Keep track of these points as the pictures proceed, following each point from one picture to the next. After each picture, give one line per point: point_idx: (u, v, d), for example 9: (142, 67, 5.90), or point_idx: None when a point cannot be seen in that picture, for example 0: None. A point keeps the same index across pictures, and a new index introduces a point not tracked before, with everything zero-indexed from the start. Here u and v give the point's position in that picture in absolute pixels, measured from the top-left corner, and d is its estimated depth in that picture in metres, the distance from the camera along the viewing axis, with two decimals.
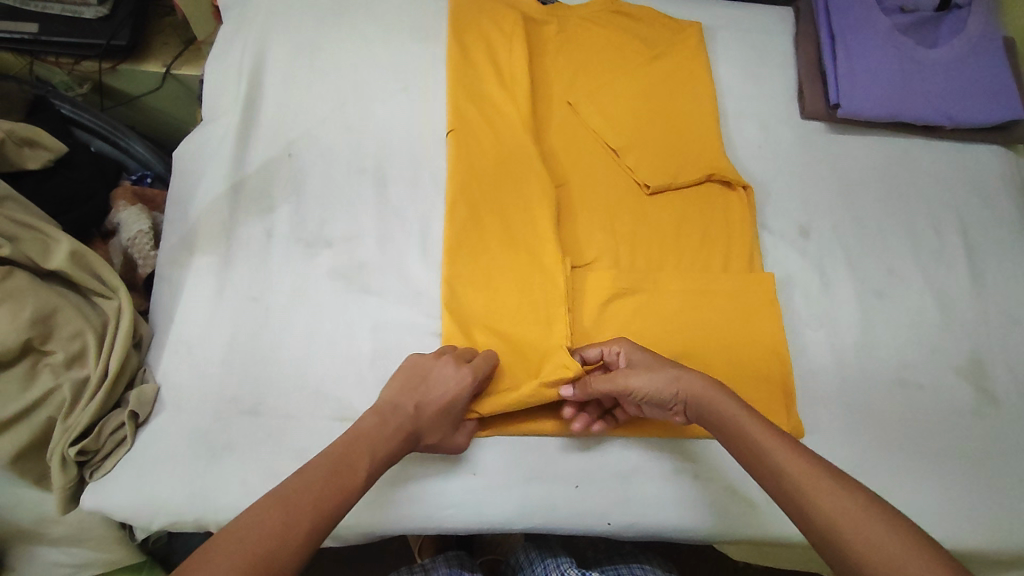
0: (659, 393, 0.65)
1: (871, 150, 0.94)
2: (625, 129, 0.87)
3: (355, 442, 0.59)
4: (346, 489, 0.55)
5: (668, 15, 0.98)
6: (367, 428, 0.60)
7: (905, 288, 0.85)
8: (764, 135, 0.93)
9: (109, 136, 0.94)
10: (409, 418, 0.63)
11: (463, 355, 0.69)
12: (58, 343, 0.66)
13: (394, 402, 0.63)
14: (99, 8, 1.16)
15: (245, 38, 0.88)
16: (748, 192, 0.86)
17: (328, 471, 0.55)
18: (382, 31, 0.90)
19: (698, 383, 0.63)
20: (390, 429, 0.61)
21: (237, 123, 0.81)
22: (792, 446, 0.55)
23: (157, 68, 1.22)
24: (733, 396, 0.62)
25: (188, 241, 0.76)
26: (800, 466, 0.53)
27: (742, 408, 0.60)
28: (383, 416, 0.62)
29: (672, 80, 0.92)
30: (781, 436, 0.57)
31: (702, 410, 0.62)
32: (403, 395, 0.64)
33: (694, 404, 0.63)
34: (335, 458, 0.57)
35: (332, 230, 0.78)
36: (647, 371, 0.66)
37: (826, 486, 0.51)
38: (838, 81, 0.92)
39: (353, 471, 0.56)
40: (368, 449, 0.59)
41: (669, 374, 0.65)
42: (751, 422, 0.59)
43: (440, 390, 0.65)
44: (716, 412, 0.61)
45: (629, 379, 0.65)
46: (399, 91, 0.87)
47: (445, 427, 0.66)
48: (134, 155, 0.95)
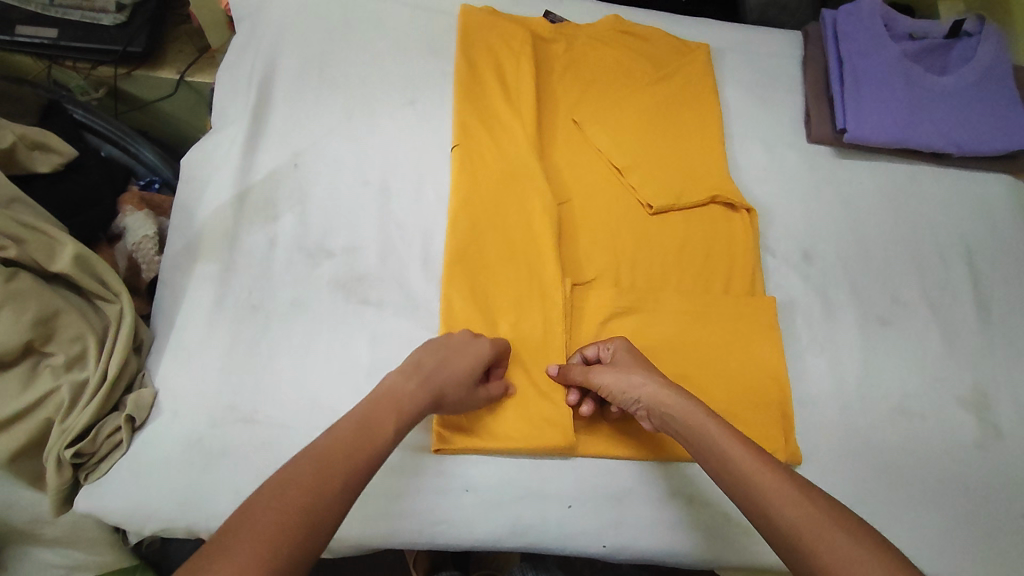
0: (627, 402, 0.66)
1: (877, 176, 0.94)
2: (629, 148, 0.88)
3: (379, 405, 0.58)
4: (376, 443, 0.54)
5: (677, 37, 0.99)
6: (390, 388, 0.60)
7: (908, 316, 0.85)
8: (769, 157, 0.93)
9: (120, 141, 0.94)
10: (431, 376, 0.63)
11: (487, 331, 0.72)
12: (59, 345, 0.67)
13: (419, 357, 0.64)
14: (117, 15, 1.19)
15: (256, 48, 0.89)
16: (752, 215, 0.86)
17: (356, 429, 0.54)
18: (391, 45, 0.91)
19: (665, 388, 0.64)
20: (412, 386, 0.61)
21: (245, 132, 0.82)
22: (756, 452, 0.55)
23: (171, 74, 1.24)
24: (696, 406, 0.61)
25: (192, 247, 0.77)
26: (762, 469, 0.53)
27: (704, 415, 0.59)
28: (406, 373, 0.62)
29: (679, 101, 0.93)
30: (745, 441, 0.56)
31: (659, 415, 0.63)
32: (430, 351, 0.65)
33: (657, 412, 0.63)
34: (362, 418, 0.56)
35: (335, 240, 0.79)
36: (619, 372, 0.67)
37: (791, 493, 0.51)
38: (845, 106, 0.92)
39: (378, 433, 0.55)
40: (394, 405, 0.59)
41: (633, 378, 0.65)
42: (718, 430, 0.58)
43: (464, 357, 0.66)
44: (676, 417, 0.61)
45: (602, 379, 0.68)
46: (407, 104, 0.88)
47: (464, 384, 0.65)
48: (143, 161, 0.96)
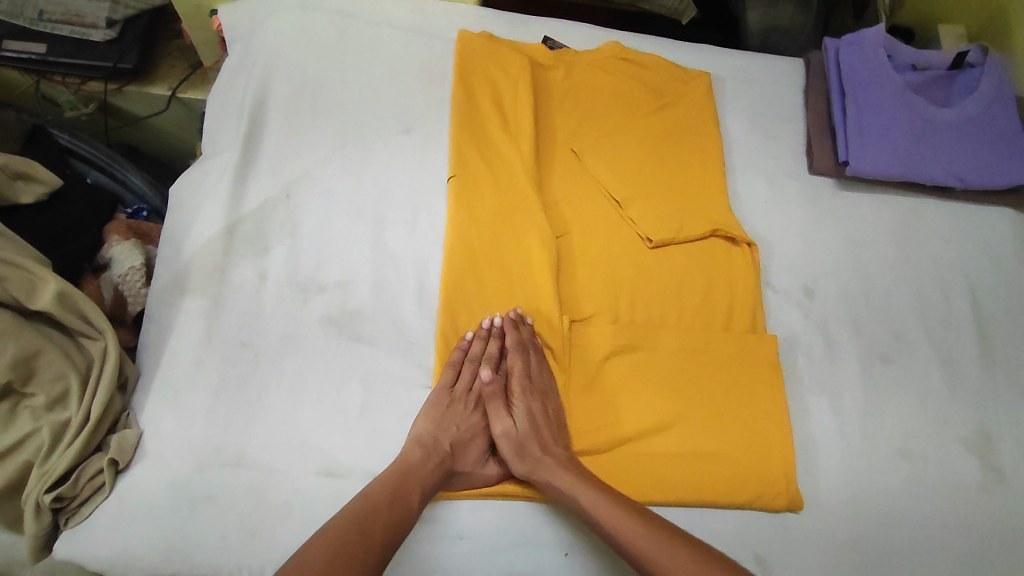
0: (529, 427, 0.70)
1: (879, 208, 0.93)
2: (629, 180, 0.86)
3: (403, 479, 0.63)
4: (404, 512, 0.61)
5: (678, 64, 0.97)
6: (412, 463, 0.65)
7: (911, 353, 0.83)
8: (770, 189, 0.91)
9: (106, 167, 0.92)
10: (450, 455, 0.67)
11: (490, 358, 0.73)
12: (40, 385, 0.65)
13: (434, 438, 0.67)
14: (108, 31, 1.16)
15: (249, 75, 0.88)
16: (753, 249, 0.85)
17: (389, 499, 0.61)
18: (386, 72, 0.90)
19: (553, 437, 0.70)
20: (433, 467, 0.65)
21: (235, 163, 0.80)
22: (625, 510, 0.62)
23: (163, 91, 1.22)
24: (561, 463, 0.67)
25: (180, 281, 0.75)
26: (629, 525, 0.61)
27: (560, 468, 0.66)
28: (426, 450, 0.66)
29: (679, 131, 0.91)
30: (613, 500, 0.63)
31: (535, 450, 0.68)
32: (440, 428, 0.69)
33: (530, 450, 0.68)
34: (393, 489, 0.62)
35: (327, 274, 0.77)
36: (540, 400, 0.72)
37: (672, 550, 0.59)
38: (847, 138, 0.91)
39: (407, 502, 0.62)
40: (418, 481, 0.64)
41: (527, 447, 0.68)
42: (584, 492, 0.64)
43: (470, 428, 0.71)
44: (551, 462, 0.67)
45: (519, 395, 0.71)
46: (402, 134, 0.86)
47: (480, 452, 0.71)
48: (130, 186, 0.92)
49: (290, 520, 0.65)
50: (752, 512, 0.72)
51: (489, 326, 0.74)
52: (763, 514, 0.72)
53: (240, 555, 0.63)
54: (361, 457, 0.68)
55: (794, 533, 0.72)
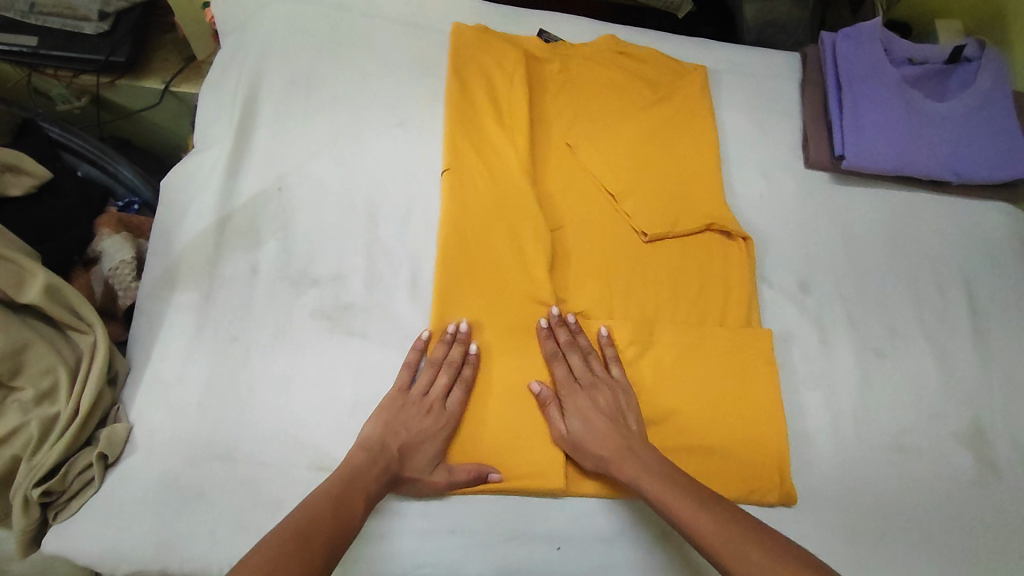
0: (583, 428, 0.68)
1: (874, 203, 0.92)
2: (624, 175, 0.86)
3: (349, 486, 0.60)
4: (347, 521, 0.57)
5: (674, 58, 0.97)
6: (356, 468, 0.61)
7: (906, 348, 0.83)
8: (767, 184, 0.91)
9: (97, 160, 0.90)
10: (396, 459, 0.64)
11: (453, 363, 0.70)
12: (28, 378, 0.64)
13: (382, 442, 0.65)
14: (100, 24, 1.15)
15: (242, 68, 0.87)
16: (748, 244, 0.84)
17: (332, 505, 0.57)
18: (379, 64, 0.89)
19: (613, 429, 0.68)
20: (377, 471, 0.62)
21: (225, 156, 0.80)
22: (695, 503, 0.60)
23: (156, 84, 1.22)
24: (625, 457, 0.66)
25: (171, 275, 0.74)
26: (698, 515, 0.59)
27: (624, 461, 0.65)
28: (372, 454, 0.63)
29: (675, 125, 0.91)
30: (682, 493, 0.61)
31: (594, 450, 0.67)
32: (389, 432, 0.66)
33: (589, 450, 0.68)
34: (337, 495, 0.58)
35: (318, 268, 0.76)
36: (591, 398, 0.70)
37: (742, 539, 0.56)
38: (843, 132, 0.90)
39: (351, 509, 0.58)
40: (363, 488, 0.60)
41: (592, 445, 0.67)
42: (650, 486, 0.63)
43: (422, 432, 0.66)
44: (612, 460, 0.66)
45: (569, 398, 0.71)
46: (394, 127, 0.85)
47: (429, 457, 0.66)
48: (122, 180, 0.91)
49: (279, 515, 0.64)
50: (746, 506, 0.71)
51: (453, 333, 0.72)
52: (757, 508, 0.71)
53: (229, 549, 0.63)
54: (352, 451, 0.68)
55: (789, 527, 0.71)
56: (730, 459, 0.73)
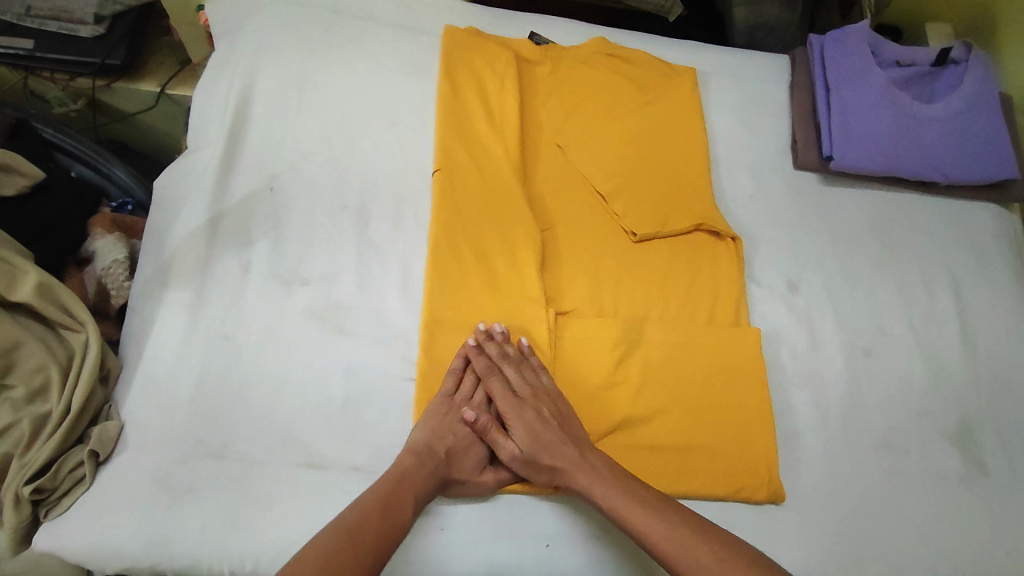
0: (530, 442, 0.67)
1: (862, 204, 0.93)
2: (613, 176, 0.87)
3: (398, 485, 0.61)
4: (397, 523, 0.59)
5: (664, 60, 0.98)
6: (407, 468, 0.63)
7: (894, 347, 0.84)
8: (755, 186, 0.92)
9: (91, 161, 0.90)
10: (444, 461, 0.65)
11: (495, 368, 0.72)
12: (20, 376, 0.65)
13: (430, 445, 0.66)
14: (95, 27, 1.17)
15: (235, 70, 0.88)
16: (738, 243, 0.85)
17: (381, 510, 0.58)
18: (372, 67, 0.90)
19: (560, 440, 0.67)
20: (428, 471, 0.64)
21: (219, 157, 0.80)
22: (651, 509, 0.62)
23: (152, 87, 1.23)
24: (579, 466, 0.65)
25: (163, 273, 0.74)
26: (657, 525, 0.60)
27: (578, 470, 0.65)
28: (421, 456, 0.65)
29: (665, 126, 0.92)
30: (638, 500, 0.62)
31: (547, 461, 0.66)
32: (436, 434, 0.67)
33: (541, 462, 0.67)
34: (384, 498, 0.60)
35: (311, 268, 0.77)
36: (530, 412, 0.69)
37: (696, 548, 0.58)
38: (831, 134, 0.91)
39: (400, 508, 0.60)
40: (412, 490, 0.62)
41: (535, 459, 0.67)
42: (607, 495, 0.63)
43: (468, 433, 0.69)
44: (565, 470, 0.66)
45: (510, 414, 0.69)
46: (386, 129, 0.86)
47: (477, 458, 0.68)
48: (115, 180, 0.91)
49: (270, 513, 0.64)
50: (735, 505, 0.72)
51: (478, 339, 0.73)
52: (746, 507, 0.72)
53: (220, 547, 0.63)
54: (343, 448, 0.68)
55: (779, 525, 0.71)
56: (721, 459, 0.73)
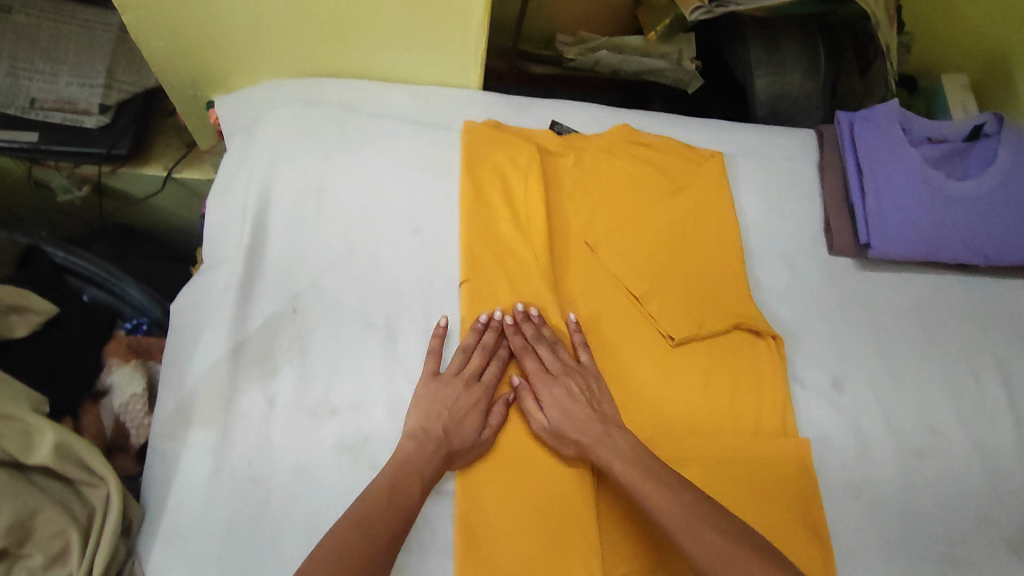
0: (560, 417, 0.71)
1: (903, 289, 0.90)
2: (645, 275, 0.85)
3: (402, 471, 0.65)
4: (405, 505, 0.63)
5: (688, 144, 0.95)
6: (409, 452, 0.67)
7: (947, 446, 0.81)
8: (791, 276, 0.89)
9: (103, 282, 0.87)
10: (444, 438, 0.68)
11: (485, 347, 0.76)
12: (37, 545, 0.59)
13: (426, 428, 0.69)
14: (101, 117, 1.13)
15: (251, 179, 0.85)
16: (778, 342, 0.83)
17: (387, 493, 0.63)
18: (391, 168, 0.87)
19: (591, 419, 0.71)
20: (432, 453, 0.67)
21: (239, 274, 0.77)
22: (659, 484, 0.65)
23: (159, 171, 1.20)
24: (602, 439, 0.69)
25: (185, 411, 0.71)
26: (663, 500, 0.64)
27: (601, 444, 0.69)
28: (420, 440, 0.68)
29: (695, 216, 0.90)
30: (649, 476, 0.66)
31: (573, 436, 0.70)
32: (433, 416, 0.70)
33: (566, 436, 0.71)
34: (390, 482, 0.64)
35: (339, 394, 0.73)
36: (562, 387, 0.73)
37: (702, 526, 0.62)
38: (867, 220, 0.89)
39: (409, 492, 0.64)
40: (415, 474, 0.65)
41: (569, 422, 0.71)
42: (623, 468, 0.67)
43: (461, 406, 0.71)
44: (589, 444, 0.69)
45: (544, 388, 0.74)
46: (408, 233, 0.83)
47: (476, 425, 0.71)
48: (129, 300, 0.87)
49: None
50: None
51: (485, 321, 0.77)
52: None
53: None
54: None
55: None
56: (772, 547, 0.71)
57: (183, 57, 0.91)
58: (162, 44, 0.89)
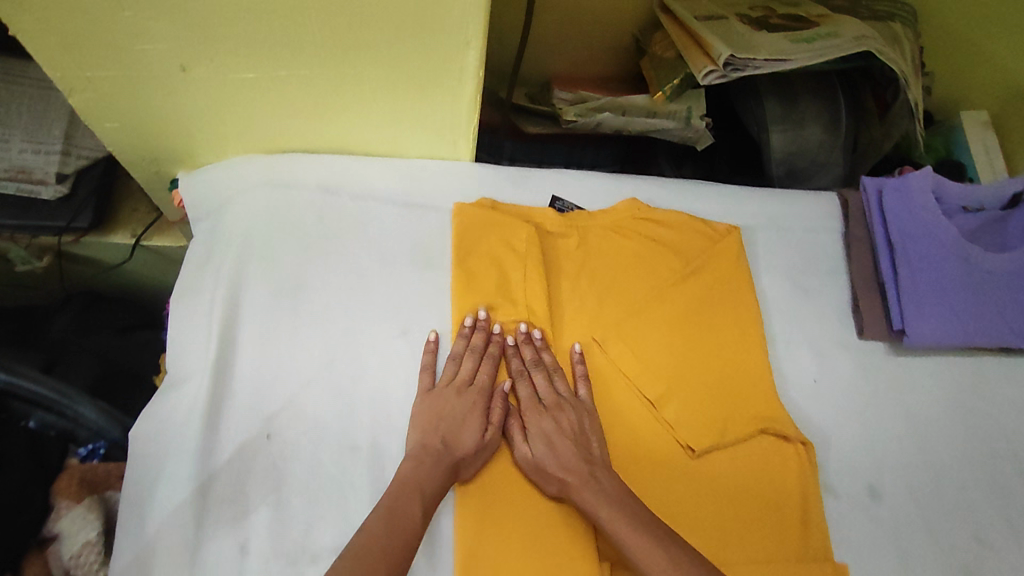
0: (546, 451, 0.68)
1: (940, 376, 0.82)
2: (659, 373, 0.76)
3: (401, 491, 0.62)
4: (406, 533, 0.60)
5: (702, 218, 0.86)
6: (409, 473, 0.64)
7: (997, 560, 0.73)
8: (819, 366, 0.81)
9: (52, 406, 0.73)
10: (444, 451, 0.66)
11: (476, 350, 0.73)
12: None
13: (427, 442, 0.67)
14: (58, 188, 1.03)
15: (217, 278, 0.76)
16: (809, 449, 0.75)
17: (386, 521, 0.60)
18: (375, 259, 0.78)
19: (578, 456, 0.67)
20: (433, 467, 0.65)
21: (206, 394, 0.69)
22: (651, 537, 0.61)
23: (126, 239, 1.11)
24: (588, 482, 0.65)
25: (143, 568, 0.62)
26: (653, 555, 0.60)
27: (585, 487, 0.65)
28: (420, 458, 0.65)
29: (713, 302, 0.81)
30: (638, 524, 0.62)
31: (556, 472, 0.67)
32: (430, 431, 0.68)
33: (551, 471, 0.67)
34: (390, 508, 0.61)
35: (320, 536, 0.65)
36: (552, 420, 0.70)
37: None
38: (901, 302, 0.80)
39: (410, 513, 0.61)
40: (418, 490, 0.63)
41: (557, 451, 0.68)
42: (609, 515, 0.63)
43: (459, 411, 0.69)
44: (574, 483, 0.66)
45: (533, 420, 0.70)
46: (397, 337, 0.75)
47: (476, 431, 0.68)
48: (83, 423, 0.74)
49: None
50: None
51: (470, 324, 0.74)
52: None
53: None
54: None
55: None
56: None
57: (141, 138, 0.81)
58: (116, 124, 0.79)
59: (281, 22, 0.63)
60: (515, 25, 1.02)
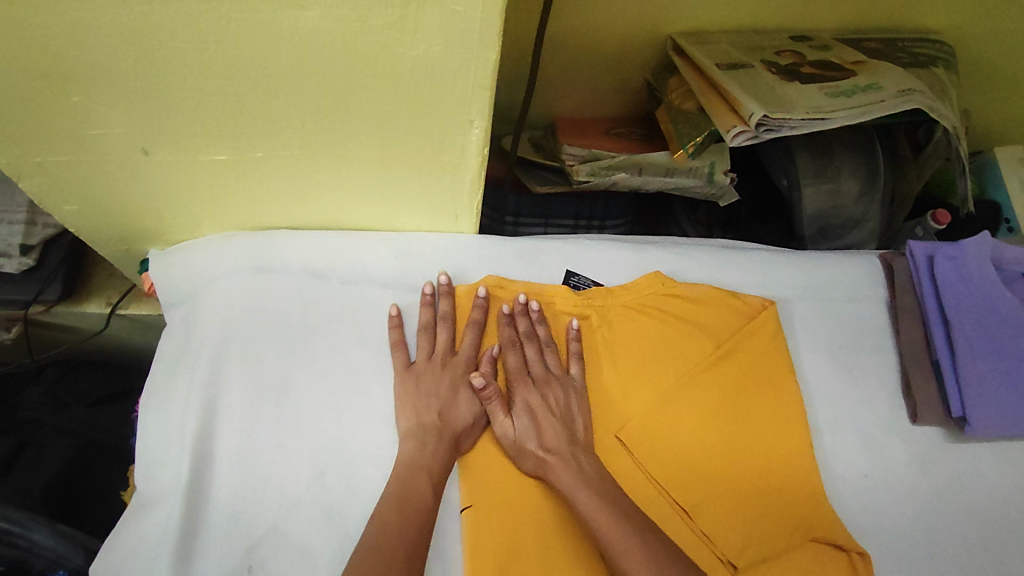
0: (528, 424, 0.66)
1: (1005, 466, 0.74)
2: (695, 476, 0.68)
3: (410, 476, 0.61)
4: (417, 513, 0.59)
5: (732, 292, 0.78)
6: (412, 454, 0.63)
7: None
8: (869, 457, 0.72)
9: (9, 530, 0.72)
10: (440, 425, 0.65)
11: (444, 317, 0.71)
12: None
13: (420, 421, 0.65)
14: (24, 259, 0.94)
15: (193, 377, 0.68)
16: (866, 559, 0.64)
17: (397, 507, 0.59)
18: (369, 351, 0.70)
19: (555, 430, 0.66)
20: (435, 443, 0.64)
21: (178, 519, 0.60)
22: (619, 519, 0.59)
23: (100, 307, 1.01)
24: (567, 461, 0.63)
25: None
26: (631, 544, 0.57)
27: (564, 467, 0.63)
28: (418, 437, 0.64)
29: (749, 391, 0.71)
30: (609, 503, 0.60)
31: (536, 448, 0.65)
32: (420, 409, 0.66)
33: (531, 448, 0.65)
34: (398, 494, 0.60)
35: None
36: (538, 394, 0.68)
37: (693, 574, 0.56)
38: (961, 387, 0.72)
39: (421, 496, 0.60)
40: (425, 474, 0.62)
41: (527, 423, 0.66)
42: (586, 496, 0.61)
43: (441, 388, 0.67)
44: (553, 463, 0.63)
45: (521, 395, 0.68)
46: (394, 444, 0.66)
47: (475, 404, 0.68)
48: (38, 551, 0.74)
49: None
50: None
51: (432, 290, 0.72)
52: None
53: None
54: None
55: None
56: None
57: (107, 220, 0.73)
58: (76, 207, 0.70)
59: (258, 103, 0.55)
60: (519, 75, 0.93)
